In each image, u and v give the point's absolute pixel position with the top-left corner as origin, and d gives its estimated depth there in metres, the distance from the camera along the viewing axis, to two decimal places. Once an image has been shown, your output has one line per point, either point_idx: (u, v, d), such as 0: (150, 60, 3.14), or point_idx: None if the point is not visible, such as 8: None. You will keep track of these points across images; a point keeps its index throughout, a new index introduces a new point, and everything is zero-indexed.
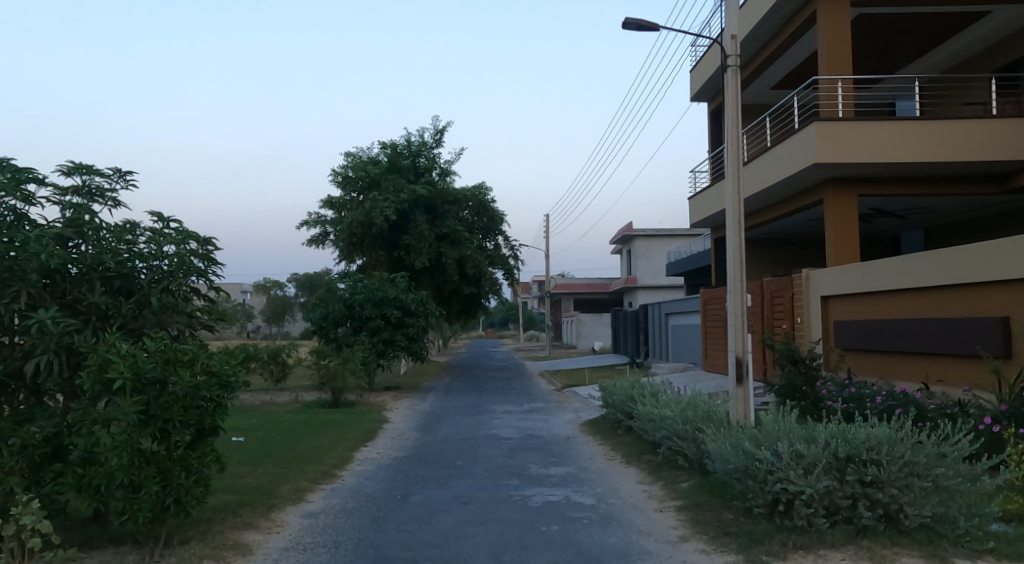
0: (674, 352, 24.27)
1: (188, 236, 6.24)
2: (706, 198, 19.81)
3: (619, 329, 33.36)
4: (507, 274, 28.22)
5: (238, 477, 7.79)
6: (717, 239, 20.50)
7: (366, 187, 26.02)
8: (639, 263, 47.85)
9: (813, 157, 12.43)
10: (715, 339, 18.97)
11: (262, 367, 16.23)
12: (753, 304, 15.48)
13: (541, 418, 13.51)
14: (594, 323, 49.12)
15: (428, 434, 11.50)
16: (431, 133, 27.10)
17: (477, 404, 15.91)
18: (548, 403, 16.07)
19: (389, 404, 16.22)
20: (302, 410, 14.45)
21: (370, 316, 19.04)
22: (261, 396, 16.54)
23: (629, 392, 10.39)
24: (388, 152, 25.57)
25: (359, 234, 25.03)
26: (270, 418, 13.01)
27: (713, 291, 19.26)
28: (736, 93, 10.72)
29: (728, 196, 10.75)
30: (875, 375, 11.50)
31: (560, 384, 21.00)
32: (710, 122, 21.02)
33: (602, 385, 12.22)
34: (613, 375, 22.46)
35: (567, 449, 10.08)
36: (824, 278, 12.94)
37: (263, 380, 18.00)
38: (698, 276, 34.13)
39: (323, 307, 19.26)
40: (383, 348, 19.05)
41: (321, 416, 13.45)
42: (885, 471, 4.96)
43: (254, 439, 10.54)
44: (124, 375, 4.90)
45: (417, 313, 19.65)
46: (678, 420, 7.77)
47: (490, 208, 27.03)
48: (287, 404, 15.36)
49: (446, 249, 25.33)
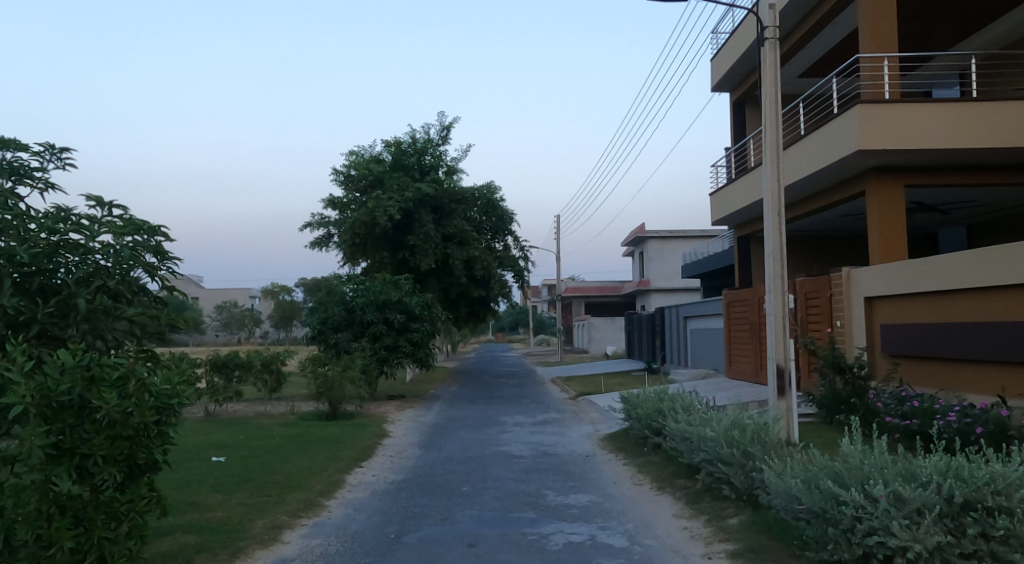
0: (693, 356, 23.02)
1: (132, 225, 5.13)
2: (731, 194, 18.61)
3: (633, 332, 32.14)
4: (516, 276, 27.07)
5: (207, 511, 6.65)
6: (740, 237, 19.29)
7: (369, 185, 24.99)
8: (652, 265, 46.58)
9: (855, 142, 11.21)
10: (740, 344, 17.71)
11: (255, 376, 15.13)
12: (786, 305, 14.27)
13: (556, 431, 12.33)
14: (606, 326, 47.94)
15: (431, 452, 10.36)
16: (437, 129, 26.01)
17: (485, 415, 14.77)
18: (563, 414, 14.89)
19: (391, 415, 15.09)
20: (296, 423, 13.34)
21: (372, 320, 17.92)
22: (254, 406, 15.45)
23: (658, 406, 9.19)
24: (392, 150, 24.55)
25: (363, 235, 23.95)
26: (258, 433, 11.91)
27: (737, 293, 18.04)
28: (774, 70, 9.54)
29: (766, 185, 9.56)
30: (934, 386, 10.21)
31: (574, 392, 19.80)
32: (732, 114, 19.82)
33: (624, 396, 11.03)
34: (629, 383, 21.22)
35: (587, 471, 8.89)
36: (869, 276, 11.70)
37: (257, 389, 16.92)
38: (715, 277, 32.84)
39: (323, 310, 18.13)
40: (386, 354, 17.93)
41: (316, 430, 12.34)
42: (1020, 523, 3.73)
43: (236, 458, 9.45)
44: (29, 402, 3.76)
45: (422, 317, 18.57)
46: (722, 442, 6.58)
47: (498, 207, 25.92)
48: (280, 416, 14.25)
49: (453, 250, 24.19)
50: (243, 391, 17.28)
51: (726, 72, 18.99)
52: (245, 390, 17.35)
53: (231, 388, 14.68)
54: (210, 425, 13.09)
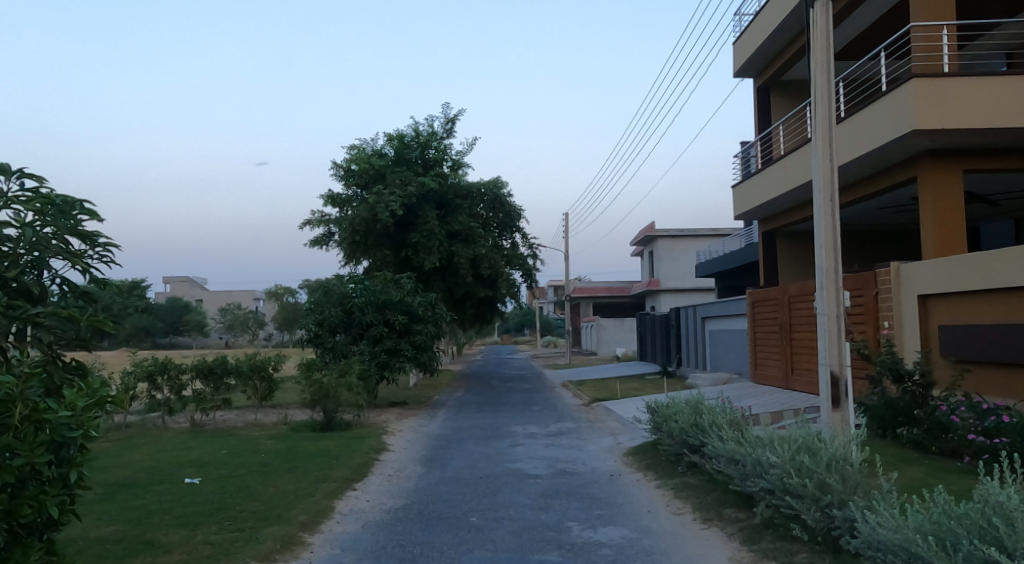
0: (713, 360, 21.78)
1: (44, 199, 4.14)
2: (758, 185, 17.40)
3: (645, 333, 30.89)
4: (525, 275, 25.89)
5: (161, 555, 5.47)
6: (766, 232, 18.04)
7: (370, 181, 23.84)
8: (662, 264, 45.32)
9: (911, 121, 9.98)
10: (767, 346, 16.47)
11: (244, 382, 13.82)
12: None
13: (574, 445, 11.13)
14: (615, 328, 46.76)
15: (435, 471, 9.17)
16: (441, 122, 24.86)
17: (494, 424, 13.60)
18: (579, 423, 13.69)
19: (392, 425, 13.91)
20: (287, 434, 12.19)
21: (372, 322, 16.77)
22: (244, 415, 14.29)
23: (695, 420, 7.98)
24: (395, 143, 23.41)
25: (363, 232, 22.81)
26: (244, 447, 10.77)
27: (763, 291, 16.80)
28: (826, 33, 8.36)
29: (816, 165, 8.36)
30: (1008, 396, 8.94)
31: (587, 398, 18.58)
32: (756, 101, 18.57)
33: (650, 406, 9.80)
34: (646, 388, 19.99)
35: (615, 495, 7.67)
36: (922, 271, 10.47)
37: (248, 396, 15.78)
38: (730, 276, 31.62)
39: (319, 312, 16.88)
40: (387, 358, 16.77)
41: (308, 444, 11.17)
42: None
43: (212, 480, 8.29)
44: None
45: (426, 318, 17.42)
46: (790, 471, 5.36)
47: (506, 203, 24.76)
48: (270, 427, 13.11)
49: (459, 248, 23.01)
50: (235, 399, 16.14)
51: (749, 55, 17.74)
52: (238, 396, 16.21)
53: (219, 396, 13.54)
54: (192, 438, 11.94)
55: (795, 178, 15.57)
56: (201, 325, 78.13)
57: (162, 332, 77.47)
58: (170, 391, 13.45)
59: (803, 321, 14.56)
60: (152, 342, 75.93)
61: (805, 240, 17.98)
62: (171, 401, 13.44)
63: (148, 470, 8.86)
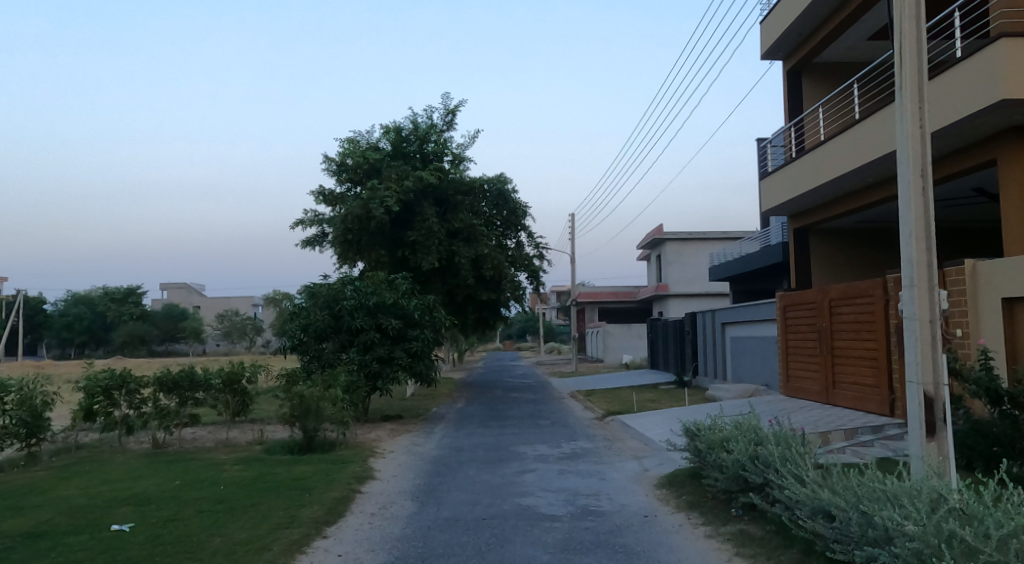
0: (734, 368, 20.11)
1: None
2: (789, 177, 15.73)
3: (657, 339, 29.21)
4: (530, 277, 24.25)
5: None
6: (798, 229, 16.33)
7: (364, 176, 22.24)
8: (671, 269, 43.65)
9: (999, 87, 8.33)
10: (802, 355, 14.82)
11: (214, 396, 12.09)
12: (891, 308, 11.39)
13: (594, 473, 9.45)
14: (622, 334, 45.06)
15: (427, 510, 7.50)
16: (440, 114, 23.28)
17: (498, 444, 11.96)
18: (596, 444, 12.02)
19: (382, 444, 12.26)
20: (258, 458, 10.54)
21: (362, 328, 15.12)
22: (216, 435, 12.55)
23: (755, 453, 6.31)
24: (391, 137, 21.83)
25: (356, 231, 21.16)
26: (205, 475, 9.15)
27: (796, 295, 15.13)
28: None
29: (902, 133, 6.69)
30: None
31: (599, 412, 16.88)
32: (784, 86, 16.90)
33: (688, 430, 8.13)
34: (663, 401, 18.31)
35: (657, 550, 5.97)
36: (1005, 267, 8.81)
37: (221, 413, 14.03)
38: (746, 280, 29.97)
39: (304, 316, 15.24)
40: (379, 368, 15.11)
41: (282, 470, 9.52)
42: None
43: (147, 526, 6.63)
44: None
45: (422, 323, 15.81)
46: (932, 545, 3.67)
47: (510, 199, 23.13)
48: (242, 448, 11.47)
49: (460, 247, 21.39)
50: (208, 415, 14.47)
51: (777, 36, 16.07)
52: (210, 413, 14.47)
53: (185, 412, 11.85)
54: (149, 462, 10.32)
55: (835, 167, 13.87)
56: (199, 331, 76.94)
57: (159, 339, 76.42)
58: (128, 408, 11.76)
59: (846, 326, 12.91)
60: (148, 349, 74.89)
61: (841, 238, 16.32)
62: (131, 420, 11.76)
63: (74, 512, 7.20)
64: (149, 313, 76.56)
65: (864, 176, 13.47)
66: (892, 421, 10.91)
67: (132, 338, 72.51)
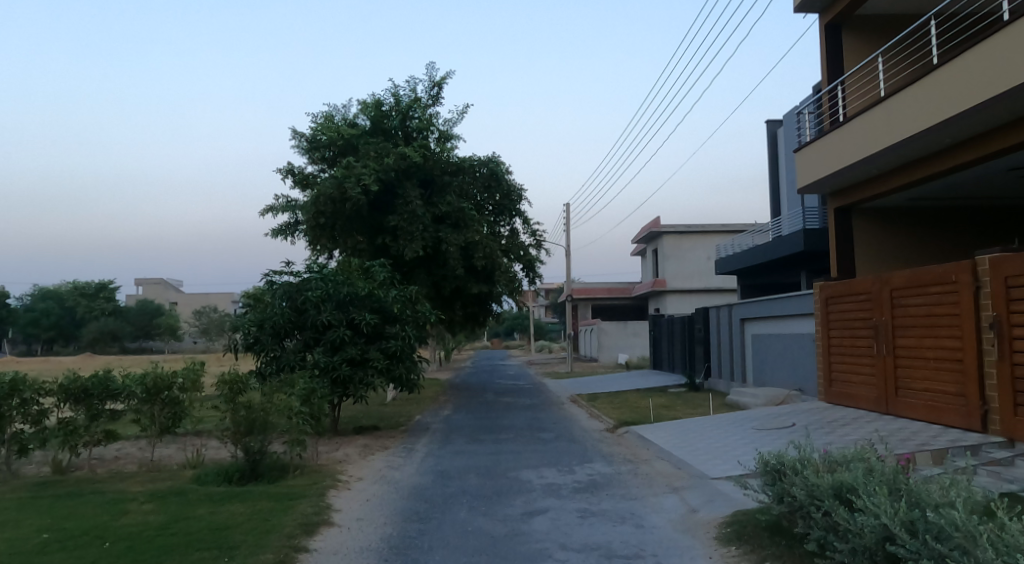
0: (757, 370, 17.85)
1: None
2: (832, 146, 13.29)
3: (661, 338, 26.96)
4: (525, 269, 21.91)
5: None
6: (839, 209, 14.00)
7: (338, 154, 19.80)
8: (668, 263, 41.38)
9: None
10: (849, 356, 12.57)
11: (136, 408, 9.81)
12: (989, 300, 9.07)
13: (624, 514, 7.12)
14: (617, 332, 42.85)
15: None
16: (424, 87, 20.85)
17: (495, 467, 9.60)
18: (616, 467, 9.68)
19: (348, 467, 9.86)
20: (180, 492, 8.06)
21: (330, 323, 12.73)
22: (136, 459, 10.33)
23: (908, 518, 3.97)
24: (369, 110, 19.39)
25: (330, 214, 18.70)
26: (94, 522, 6.73)
27: (843, 285, 12.82)
28: None
29: None
30: None
31: (607, 422, 14.56)
32: (821, 45, 14.41)
33: (766, 467, 5.80)
34: (678, 408, 16.00)
35: None
36: None
37: (139, 439, 11.61)
38: (756, 275, 27.78)
39: (262, 309, 12.84)
40: (351, 370, 12.70)
41: (204, 512, 7.09)
42: None
43: None
44: None
45: (402, 318, 13.42)
46: None
47: (504, 181, 20.73)
48: (164, 478, 9.00)
49: (447, 233, 19.00)
50: (132, 431, 12.26)
51: None
52: (133, 427, 12.42)
53: (99, 427, 9.62)
54: (33, 498, 7.87)
55: (889, 133, 11.51)
56: (175, 329, 73.92)
57: (132, 337, 73.25)
58: (23, 424, 9.50)
59: (914, 321, 10.66)
60: (121, 347, 71.85)
61: (888, 218, 14.09)
62: (26, 438, 9.43)
63: None
64: (123, 310, 73.63)
65: (928, 142, 11.04)
66: (992, 439, 8.67)
67: (103, 335, 69.56)
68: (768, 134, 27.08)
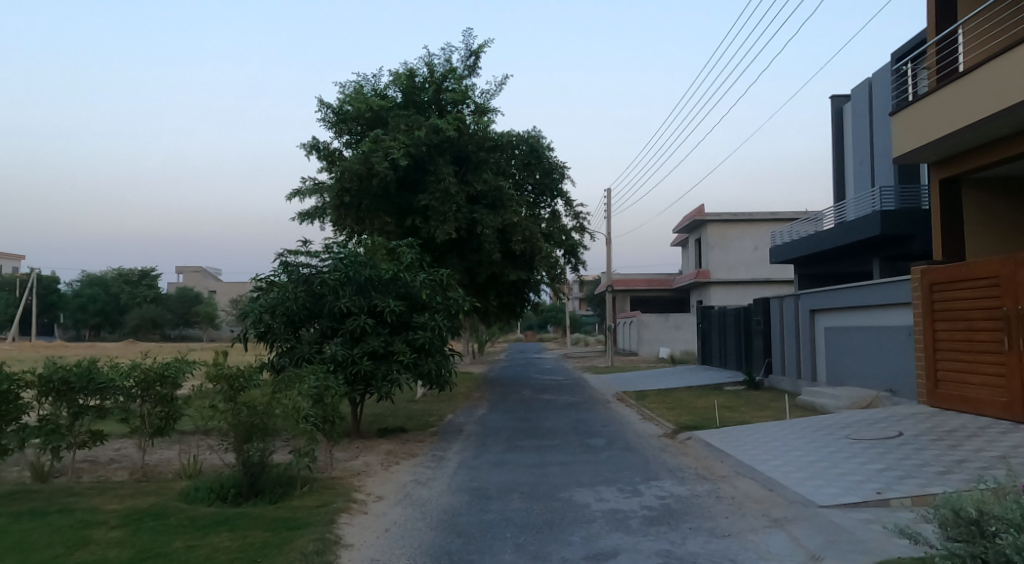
0: (832, 368, 15.81)
1: None
2: (937, 106, 11.22)
3: (712, 332, 24.96)
4: (567, 255, 20.16)
5: None
6: (944, 181, 11.96)
7: (365, 129, 18.24)
8: (714, 253, 39.20)
9: None
10: (962, 352, 10.54)
11: (123, 407, 8.34)
12: None
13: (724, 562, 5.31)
14: (658, 325, 40.83)
15: None
16: (461, 56, 19.16)
17: (545, 485, 7.89)
18: (693, 487, 7.89)
19: (367, 480, 8.27)
20: (160, 513, 6.54)
21: (350, 311, 11.14)
22: (125, 465, 8.91)
23: None
24: (399, 80, 17.80)
25: (355, 192, 17.22)
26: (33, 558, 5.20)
27: (955, 268, 10.77)
28: None
29: None
30: None
31: (665, 426, 12.76)
32: None
33: (952, 511, 3.89)
34: (744, 410, 14.11)
35: None
36: None
37: (134, 443, 10.22)
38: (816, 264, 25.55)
39: (274, 294, 11.32)
40: (374, 364, 11.10)
41: (176, 547, 5.51)
42: None
43: None
44: None
45: (432, 305, 11.81)
46: None
47: (545, 157, 19.03)
48: (149, 492, 7.50)
49: (483, 214, 17.32)
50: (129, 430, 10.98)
51: None
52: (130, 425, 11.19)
53: (83, 428, 8.31)
54: None
55: (1012, 88, 9.42)
56: (213, 318, 73.70)
57: (173, 324, 73.72)
58: None
59: None
60: (161, 334, 72.32)
61: (1002, 190, 12.03)
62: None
63: None
64: (163, 298, 74.10)
65: None
66: None
67: (144, 322, 70.22)
68: (833, 111, 24.86)
